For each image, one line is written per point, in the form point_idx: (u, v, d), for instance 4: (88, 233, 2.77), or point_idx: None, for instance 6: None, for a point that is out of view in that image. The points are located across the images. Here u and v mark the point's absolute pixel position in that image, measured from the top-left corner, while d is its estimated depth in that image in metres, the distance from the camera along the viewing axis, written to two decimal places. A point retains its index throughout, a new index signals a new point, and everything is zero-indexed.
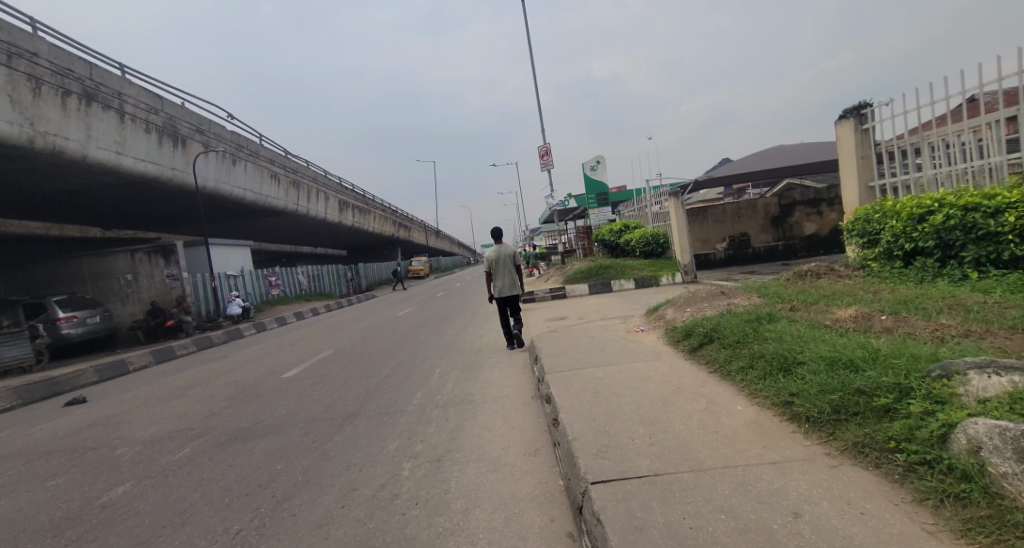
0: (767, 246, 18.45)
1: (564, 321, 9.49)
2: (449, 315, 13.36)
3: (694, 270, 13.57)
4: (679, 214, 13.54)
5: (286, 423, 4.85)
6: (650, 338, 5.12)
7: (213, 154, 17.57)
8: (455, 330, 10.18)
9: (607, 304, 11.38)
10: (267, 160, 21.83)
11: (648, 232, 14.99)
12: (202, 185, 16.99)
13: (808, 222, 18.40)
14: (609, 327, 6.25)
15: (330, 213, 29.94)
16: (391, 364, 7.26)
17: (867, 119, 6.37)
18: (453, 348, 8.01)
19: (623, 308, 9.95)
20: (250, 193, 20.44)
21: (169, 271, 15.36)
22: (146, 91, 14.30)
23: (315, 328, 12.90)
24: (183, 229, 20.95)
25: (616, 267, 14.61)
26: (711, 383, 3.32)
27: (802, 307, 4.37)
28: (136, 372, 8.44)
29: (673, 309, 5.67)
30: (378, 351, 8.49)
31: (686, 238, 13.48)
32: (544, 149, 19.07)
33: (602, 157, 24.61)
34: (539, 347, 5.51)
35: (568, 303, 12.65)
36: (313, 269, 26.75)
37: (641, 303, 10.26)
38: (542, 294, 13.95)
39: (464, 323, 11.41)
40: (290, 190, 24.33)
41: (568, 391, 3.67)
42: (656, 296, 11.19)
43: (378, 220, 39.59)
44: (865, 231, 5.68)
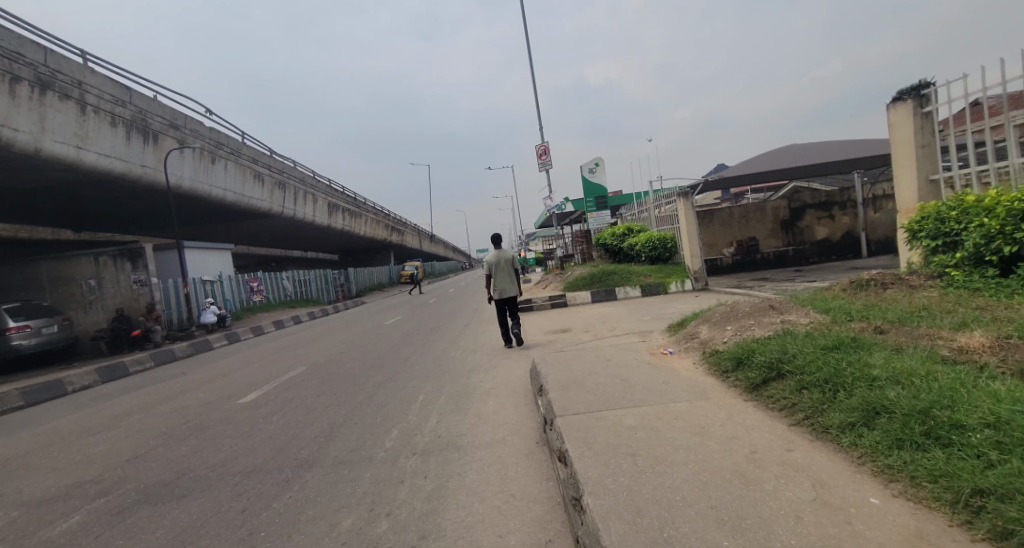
0: (777, 251, 17.57)
1: (568, 334, 8.46)
2: (440, 325, 12.24)
3: (705, 277, 12.60)
4: (689, 216, 12.56)
5: (219, 477, 3.73)
6: (684, 365, 4.06)
7: (189, 151, 16.50)
8: (446, 344, 9.08)
9: (612, 314, 10.36)
10: (249, 159, 20.82)
11: (654, 235, 13.95)
12: (176, 184, 15.88)
13: (819, 226, 17.55)
14: (625, 347, 5.20)
15: (318, 215, 28.82)
16: (367, 389, 6.13)
17: (930, 101, 5.39)
18: (442, 367, 6.93)
19: (632, 320, 8.93)
20: (230, 194, 19.33)
21: (135, 276, 14.08)
22: (111, 82, 13.26)
23: (292, 340, 11.72)
24: (159, 231, 19.79)
25: (621, 272, 13.61)
26: (804, 448, 2.26)
27: (890, 329, 3.34)
28: (73, 395, 7.27)
29: (708, 326, 4.63)
30: (356, 371, 7.36)
31: (696, 242, 12.49)
32: (542, 148, 18.14)
33: (601, 159, 23.72)
34: (544, 374, 4.44)
35: (569, 312, 11.61)
36: (299, 274, 25.59)
37: (651, 314, 9.23)
38: (541, 302, 12.91)
39: (455, 335, 10.30)
40: (275, 191, 23.24)
41: (592, 451, 2.61)
42: (667, 306, 10.20)
43: (370, 223, 38.45)
44: (941, 231, 4.68)
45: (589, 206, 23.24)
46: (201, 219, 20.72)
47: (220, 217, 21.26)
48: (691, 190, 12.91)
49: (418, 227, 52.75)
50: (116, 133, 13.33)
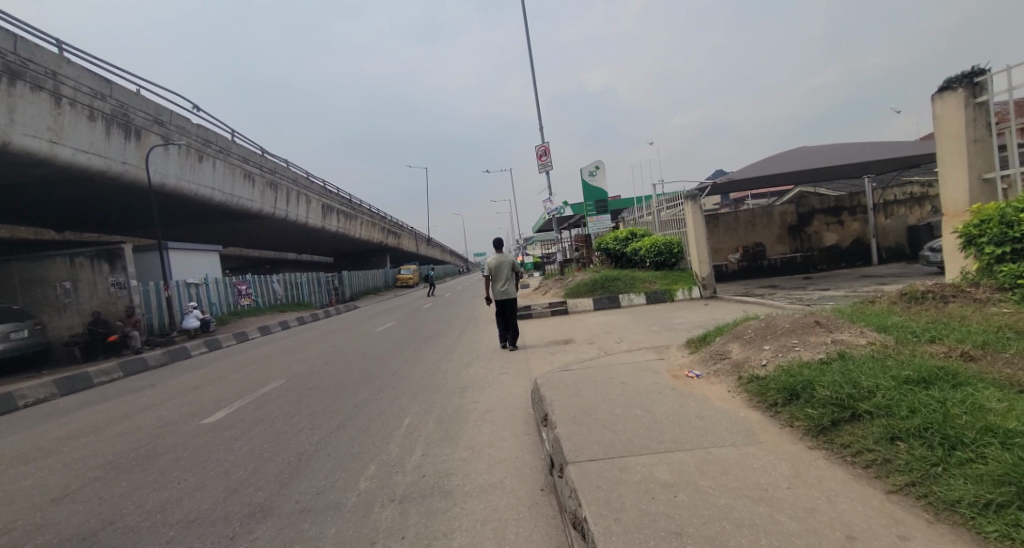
0: (784, 257, 17.02)
1: (571, 345, 7.80)
2: (433, 332, 11.55)
3: (713, 284, 12.00)
4: (697, 220, 11.96)
5: (151, 528, 3.02)
6: (718, 394, 3.38)
7: (173, 148, 15.84)
8: (438, 355, 8.40)
9: (617, 323, 9.72)
10: (239, 158, 20.17)
11: (659, 239, 13.25)
12: (159, 182, 15.20)
13: (828, 232, 17.02)
14: (641, 365, 4.52)
15: (312, 217, 28.16)
16: (347, 409, 5.44)
17: (984, 90, 4.87)
18: (433, 383, 6.25)
19: (638, 331, 8.30)
20: (218, 193, 18.65)
21: (114, 278, 13.34)
22: (89, 74, 12.60)
23: (276, 348, 10.99)
24: (144, 231, 19.08)
25: (624, 278, 12.98)
26: (928, 538, 1.58)
27: (983, 356, 2.69)
28: (22, 410, 6.52)
29: (739, 345, 3.98)
30: (338, 386, 6.67)
31: (704, 247, 11.89)
32: (542, 148, 17.53)
33: (601, 162, 23.16)
34: (549, 401, 3.75)
35: (571, 320, 10.97)
36: (291, 278, 24.85)
37: (658, 325, 8.61)
38: (541, 309, 12.26)
39: (448, 344, 9.63)
40: (266, 191, 22.59)
41: (623, 524, 1.93)
42: (675, 316, 9.59)
43: (365, 226, 37.77)
44: (1009, 237, 4.07)
45: (589, 210, 22.67)
46: (189, 220, 20.04)
47: (208, 217, 20.54)
48: (699, 192, 12.26)
49: (415, 230, 52.09)
50: (94, 127, 12.68)
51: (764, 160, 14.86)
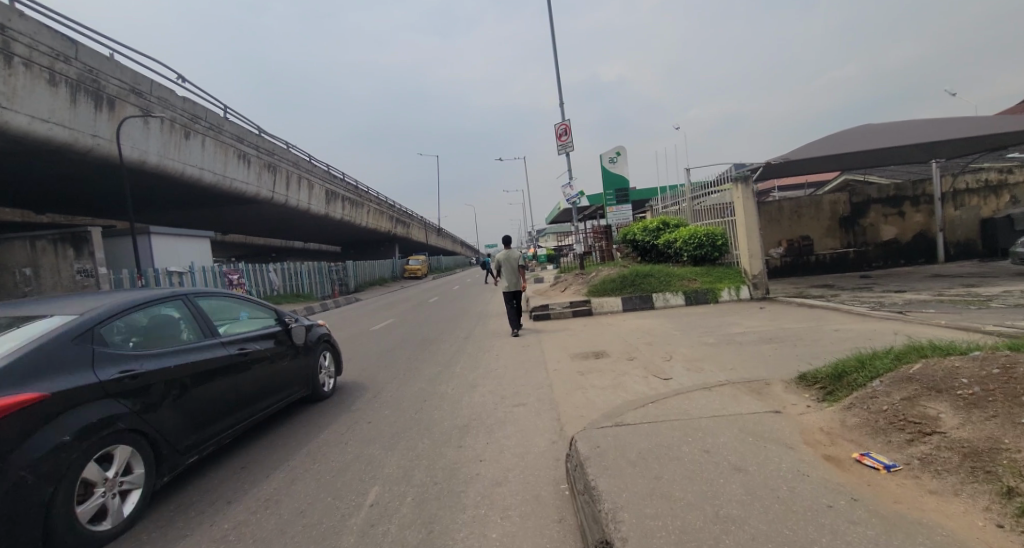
0: (834, 253, 15.10)
1: (603, 361, 6.10)
2: (434, 335, 9.93)
3: (766, 282, 10.20)
4: (749, 207, 10.07)
5: None
6: (979, 535, 1.51)
7: (154, 121, 14.40)
8: (436, 369, 6.76)
9: (654, 330, 8.01)
10: (232, 137, 18.74)
11: (700, 230, 11.32)
12: (136, 159, 13.81)
13: (886, 226, 15.01)
14: (747, 422, 2.74)
15: (315, 203, 26.72)
16: (290, 463, 3.76)
17: None
18: (424, 417, 4.60)
19: (686, 344, 6.58)
20: (208, 174, 17.27)
21: (79, 265, 11.95)
22: (49, 30, 11.09)
23: None
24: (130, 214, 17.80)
25: (657, 273, 11.20)
26: None
27: None
28: None
29: (946, 401, 2.16)
30: (297, 415, 5.03)
31: (756, 239, 10.06)
32: (562, 127, 15.68)
33: (623, 147, 21.27)
34: (612, 509, 1.99)
35: (597, 325, 9.29)
36: (290, 267, 23.47)
37: (711, 336, 6.89)
38: (560, 309, 10.58)
39: (449, 352, 7.98)
40: (263, 174, 21.14)
41: None
42: (727, 323, 7.81)
43: (372, 214, 36.34)
44: None
45: (609, 200, 20.86)
46: (179, 203, 18.73)
47: (200, 201, 19.19)
48: (753, 175, 10.31)
49: (423, 219, 50.68)
50: (56, 93, 11.22)
51: (822, 140, 12.76)
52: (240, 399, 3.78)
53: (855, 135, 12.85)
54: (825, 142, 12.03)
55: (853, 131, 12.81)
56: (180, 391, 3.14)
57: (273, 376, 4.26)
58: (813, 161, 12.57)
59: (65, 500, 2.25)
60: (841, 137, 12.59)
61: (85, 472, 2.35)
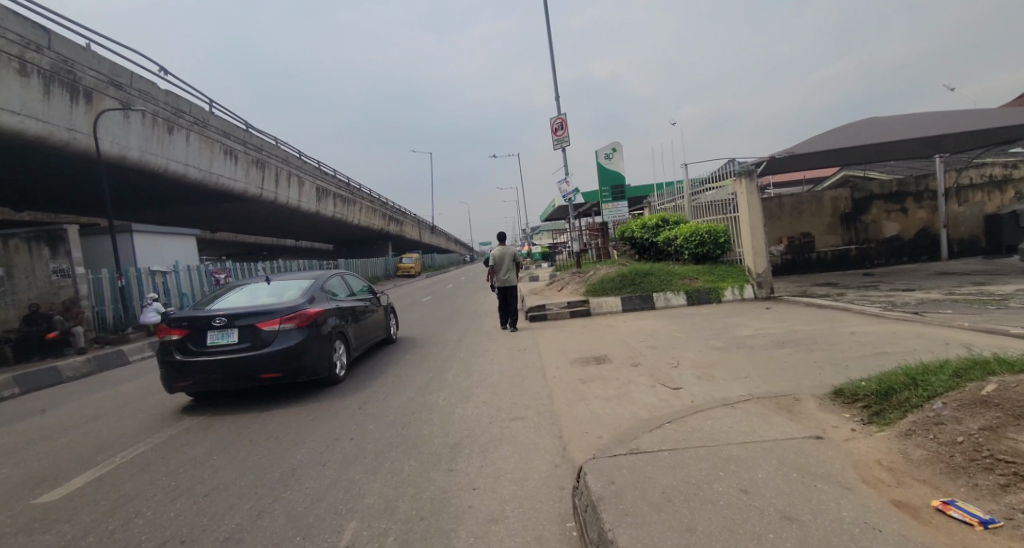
0: (836, 250, 14.80)
1: (607, 368, 5.69)
2: (426, 337, 9.50)
3: (771, 281, 9.85)
4: (753, 203, 9.69)
5: None
6: None
7: (135, 114, 13.83)
8: (428, 376, 6.32)
9: (656, 332, 7.63)
10: (219, 132, 18.17)
11: (701, 227, 10.92)
12: (116, 154, 13.24)
13: (888, 222, 14.73)
14: (788, 451, 2.33)
15: (305, 200, 26.11)
16: (259, 491, 3.31)
17: None
18: (412, 433, 4.17)
19: (693, 348, 6.20)
20: (194, 170, 16.71)
21: (56, 265, 11.35)
22: (20, 18, 10.49)
23: None
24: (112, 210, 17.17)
25: (657, 272, 10.81)
26: None
27: None
28: None
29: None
30: (274, 431, 4.57)
31: (761, 237, 9.70)
32: (558, 121, 15.24)
33: (619, 143, 20.88)
34: None
35: (596, 326, 8.90)
36: (280, 265, 22.90)
37: (718, 339, 6.52)
38: (557, 310, 10.18)
39: (442, 357, 7.55)
40: (251, 170, 20.56)
41: None
42: (734, 324, 7.44)
43: (364, 211, 35.73)
44: None
45: (605, 197, 20.47)
46: (164, 200, 18.14)
47: (186, 197, 18.61)
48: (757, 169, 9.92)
49: (416, 217, 50.09)
50: (29, 85, 10.63)
51: (826, 133, 12.40)
52: (365, 327, 7.28)
53: (860, 128, 12.49)
54: (829, 135, 11.65)
55: (857, 124, 12.44)
56: (350, 318, 6.71)
57: (374, 317, 7.77)
58: (817, 155, 12.20)
59: (329, 355, 5.77)
60: (846, 130, 12.22)
61: (333, 346, 5.86)
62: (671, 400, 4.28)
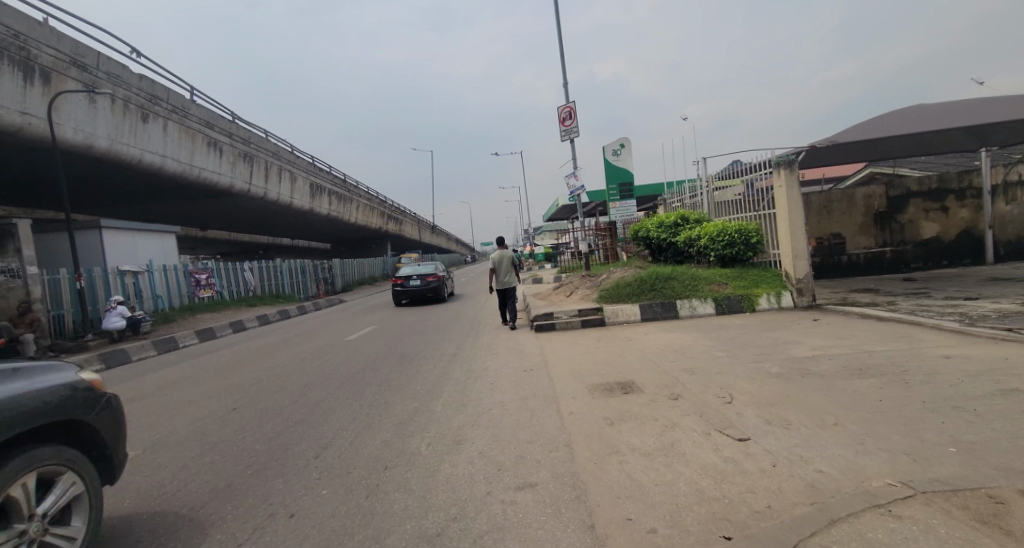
0: (869, 252, 13.57)
1: (638, 403, 4.43)
2: (416, 350, 8.27)
3: (812, 288, 8.61)
4: (793, 198, 8.44)
5: None
6: None
7: (102, 99, 12.68)
8: (412, 406, 5.07)
9: (688, 349, 6.38)
10: (200, 122, 17.02)
11: (729, 225, 9.68)
12: (79, 142, 12.09)
13: (927, 222, 13.49)
14: None
15: (298, 197, 24.94)
16: None
17: None
18: (376, 509, 2.92)
19: (744, 374, 4.94)
20: (173, 162, 15.56)
21: (4, 264, 10.16)
22: None
23: (197, 370, 7.84)
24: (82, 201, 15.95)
25: (679, 275, 9.58)
26: None
27: None
28: None
29: None
30: (187, 496, 3.30)
31: (802, 237, 8.45)
32: (566, 110, 14.01)
33: (628, 138, 19.67)
34: None
35: (614, 339, 7.67)
36: (269, 265, 21.68)
37: (771, 362, 5.26)
38: (566, 319, 8.98)
39: (432, 377, 6.32)
40: (238, 163, 19.37)
41: None
42: (782, 341, 6.18)
43: (361, 209, 34.51)
44: None
45: (611, 195, 19.22)
46: (141, 193, 16.94)
47: (165, 191, 17.42)
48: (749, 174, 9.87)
49: (416, 215, 48.82)
50: None
51: (868, 122, 11.04)
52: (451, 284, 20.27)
53: (909, 115, 11.06)
54: (870, 125, 10.40)
55: (904, 112, 11.08)
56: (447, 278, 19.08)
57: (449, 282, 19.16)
58: (858, 145, 10.88)
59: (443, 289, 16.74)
60: (890, 119, 10.88)
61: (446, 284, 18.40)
62: (742, 464, 3.01)
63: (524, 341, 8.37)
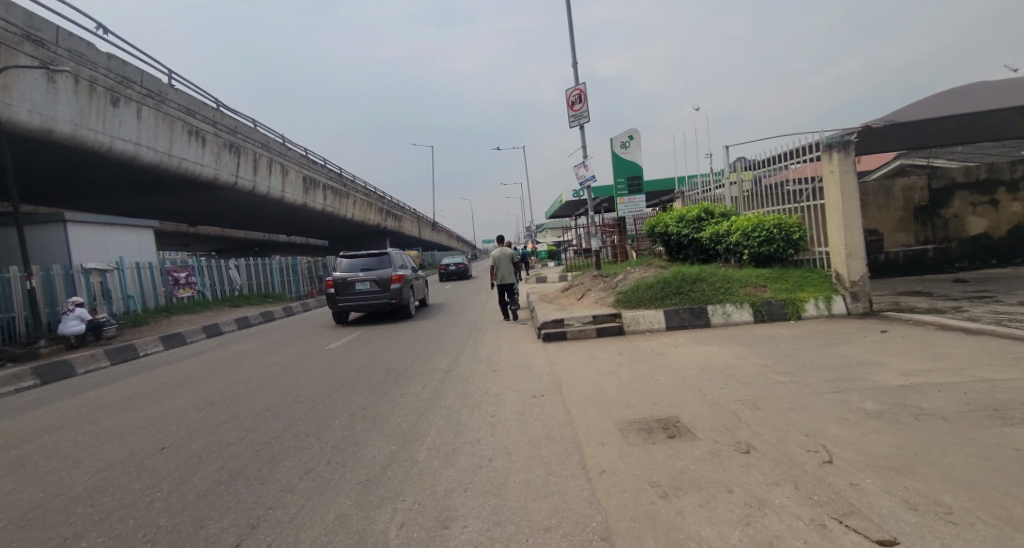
0: (909, 250, 12.31)
1: (695, 460, 3.17)
2: (405, 364, 7.05)
3: (868, 293, 7.35)
4: (847, 186, 7.17)
5: None
6: None
7: (63, 78, 11.49)
8: (384, 453, 3.81)
9: (734, 369, 5.13)
10: (179, 108, 15.79)
11: (766, 219, 8.42)
12: (37, 125, 10.91)
13: (975, 216, 12.20)
14: None
15: (289, 191, 23.68)
16: None
17: None
18: None
19: (829, 413, 3.67)
20: (148, 151, 14.34)
21: None
22: None
23: (145, 388, 6.62)
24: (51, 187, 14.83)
25: (708, 276, 8.37)
26: None
27: None
28: None
29: None
30: None
31: (857, 233, 7.20)
32: (576, 93, 12.75)
33: (637, 129, 18.42)
34: None
35: (638, 353, 6.44)
36: (256, 263, 20.51)
37: (858, 394, 4.00)
38: (579, 327, 7.79)
39: (418, 405, 5.09)
40: (223, 155, 18.11)
41: None
42: (855, 361, 4.92)
43: (358, 205, 33.29)
44: None
45: (619, 189, 17.96)
46: (116, 184, 15.75)
47: (143, 183, 16.22)
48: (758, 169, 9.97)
49: (416, 212, 47.69)
50: None
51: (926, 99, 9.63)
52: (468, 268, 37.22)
53: (974, 90, 9.60)
54: (934, 100, 8.95)
55: (969, 86, 9.61)
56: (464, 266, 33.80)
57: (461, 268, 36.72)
58: (914, 124, 9.48)
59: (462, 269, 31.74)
60: (954, 93, 9.42)
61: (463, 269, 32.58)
62: None
63: (530, 353, 7.16)
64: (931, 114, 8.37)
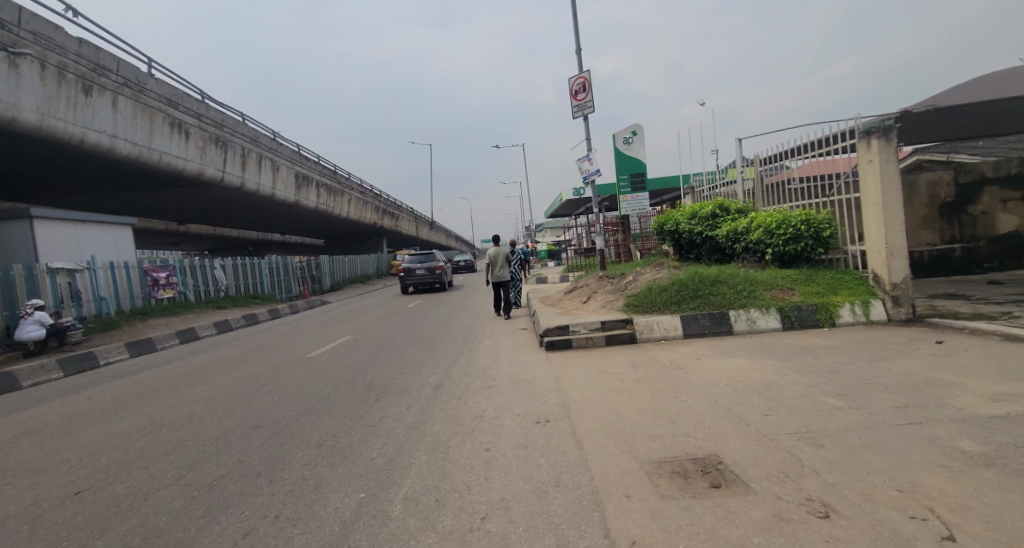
0: (935, 250, 11.54)
1: (757, 528, 2.33)
2: (390, 378, 6.23)
3: (911, 297, 6.55)
4: (890, 177, 6.37)
5: None
6: None
7: (25, 62, 10.61)
8: (348, 507, 2.98)
9: (775, 389, 4.30)
10: (159, 98, 14.91)
11: (792, 214, 7.62)
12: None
13: (1005, 213, 11.42)
14: None
15: (280, 188, 22.81)
16: None
17: None
18: None
19: (918, 453, 2.85)
20: (126, 144, 13.49)
21: None
22: None
23: (89, 406, 5.77)
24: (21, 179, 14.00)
25: (728, 277, 7.58)
26: None
27: None
28: None
29: None
30: None
31: (900, 229, 6.39)
32: (579, 81, 11.94)
33: (641, 124, 17.63)
34: None
35: (655, 365, 5.65)
36: (244, 263, 19.66)
37: (944, 426, 3.18)
38: (586, 335, 6.99)
39: (399, 432, 4.26)
40: (208, 149, 17.23)
41: None
42: (924, 381, 4.10)
43: (353, 204, 32.39)
44: None
45: (620, 187, 17.15)
46: (93, 177, 14.91)
47: (121, 177, 15.35)
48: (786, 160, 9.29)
49: (413, 211, 46.90)
50: None
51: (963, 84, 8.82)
52: None
53: (1017, 74, 8.78)
54: (975, 83, 8.14)
55: (1010, 69, 8.81)
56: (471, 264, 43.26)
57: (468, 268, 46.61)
58: (950, 110, 8.68)
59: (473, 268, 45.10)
60: (995, 76, 8.61)
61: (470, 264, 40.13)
62: None
63: (532, 364, 6.36)
64: (975, 97, 7.57)
